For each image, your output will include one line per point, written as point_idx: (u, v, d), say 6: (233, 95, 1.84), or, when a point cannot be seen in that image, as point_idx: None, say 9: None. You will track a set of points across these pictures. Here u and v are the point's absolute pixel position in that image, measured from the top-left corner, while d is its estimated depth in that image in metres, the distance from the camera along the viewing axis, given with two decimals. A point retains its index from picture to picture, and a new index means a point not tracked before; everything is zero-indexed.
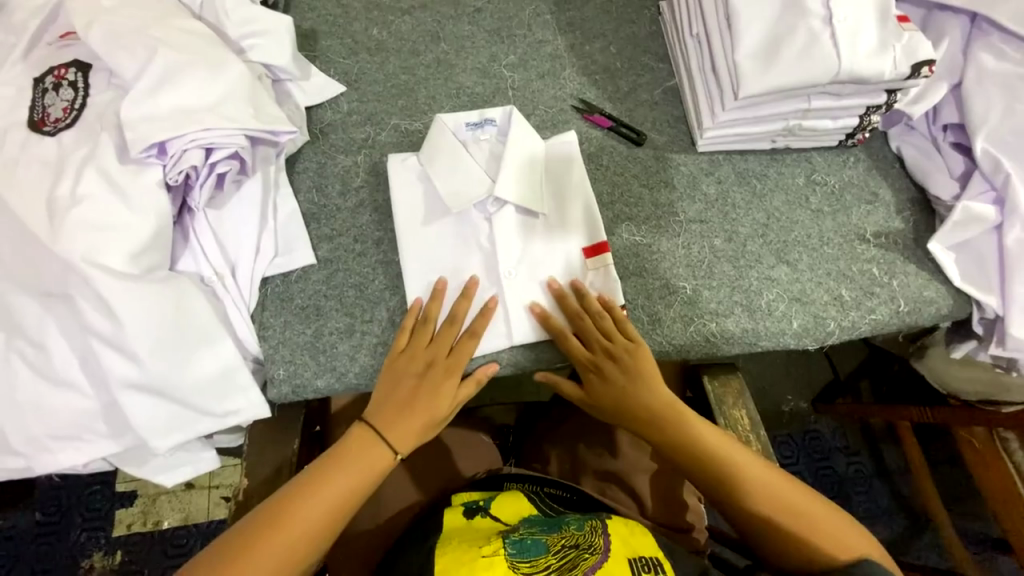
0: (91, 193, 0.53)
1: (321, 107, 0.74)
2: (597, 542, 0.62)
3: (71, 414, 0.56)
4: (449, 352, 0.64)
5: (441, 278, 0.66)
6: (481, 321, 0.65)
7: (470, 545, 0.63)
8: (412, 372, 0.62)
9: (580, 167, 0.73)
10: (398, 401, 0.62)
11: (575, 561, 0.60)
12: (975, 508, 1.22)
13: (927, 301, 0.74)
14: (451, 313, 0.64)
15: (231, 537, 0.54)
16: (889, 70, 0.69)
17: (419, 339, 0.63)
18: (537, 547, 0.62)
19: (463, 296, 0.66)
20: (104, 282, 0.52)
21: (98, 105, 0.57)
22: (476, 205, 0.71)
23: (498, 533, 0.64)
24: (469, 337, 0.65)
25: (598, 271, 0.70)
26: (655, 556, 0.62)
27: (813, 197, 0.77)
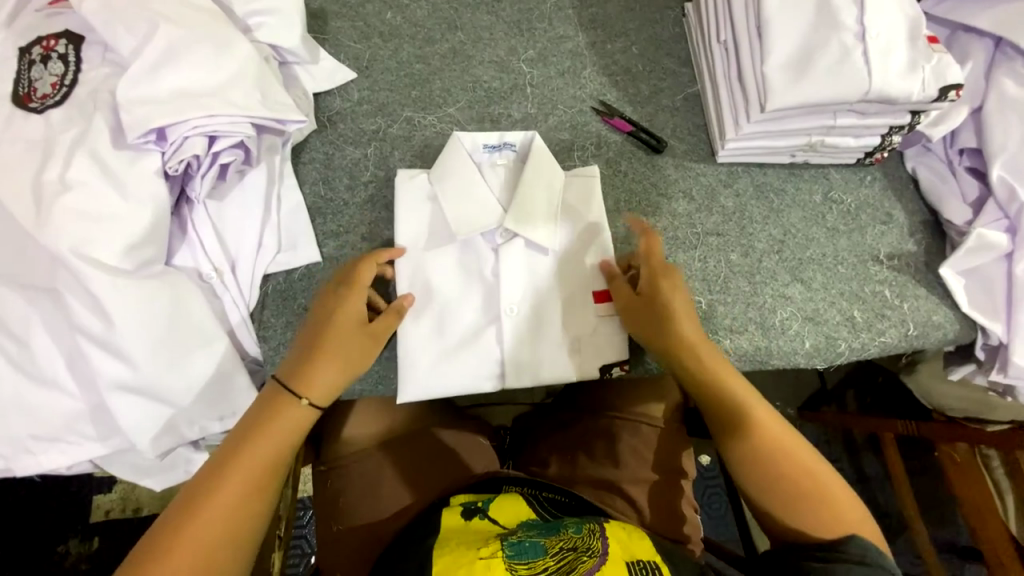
0: (82, 178, 0.49)
1: (330, 94, 0.70)
2: (595, 544, 0.60)
3: (54, 414, 0.52)
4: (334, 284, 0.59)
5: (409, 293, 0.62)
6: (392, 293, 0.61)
7: (468, 547, 0.61)
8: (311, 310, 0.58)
9: (599, 210, 0.70)
10: (311, 345, 0.56)
11: (573, 563, 0.58)
12: (949, 518, 1.25)
13: (935, 326, 0.74)
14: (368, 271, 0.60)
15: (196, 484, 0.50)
16: (917, 92, 0.68)
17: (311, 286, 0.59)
18: (535, 549, 0.59)
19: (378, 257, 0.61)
20: (95, 277, 0.48)
21: (91, 81, 0.53)
22: (484, 233, 0.67)
23: (496, 535, 0.62)
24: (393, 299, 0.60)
25: (609, 317, 0.67)
26: (653, 560, 0.61)
27: (830, 214, 0.76)
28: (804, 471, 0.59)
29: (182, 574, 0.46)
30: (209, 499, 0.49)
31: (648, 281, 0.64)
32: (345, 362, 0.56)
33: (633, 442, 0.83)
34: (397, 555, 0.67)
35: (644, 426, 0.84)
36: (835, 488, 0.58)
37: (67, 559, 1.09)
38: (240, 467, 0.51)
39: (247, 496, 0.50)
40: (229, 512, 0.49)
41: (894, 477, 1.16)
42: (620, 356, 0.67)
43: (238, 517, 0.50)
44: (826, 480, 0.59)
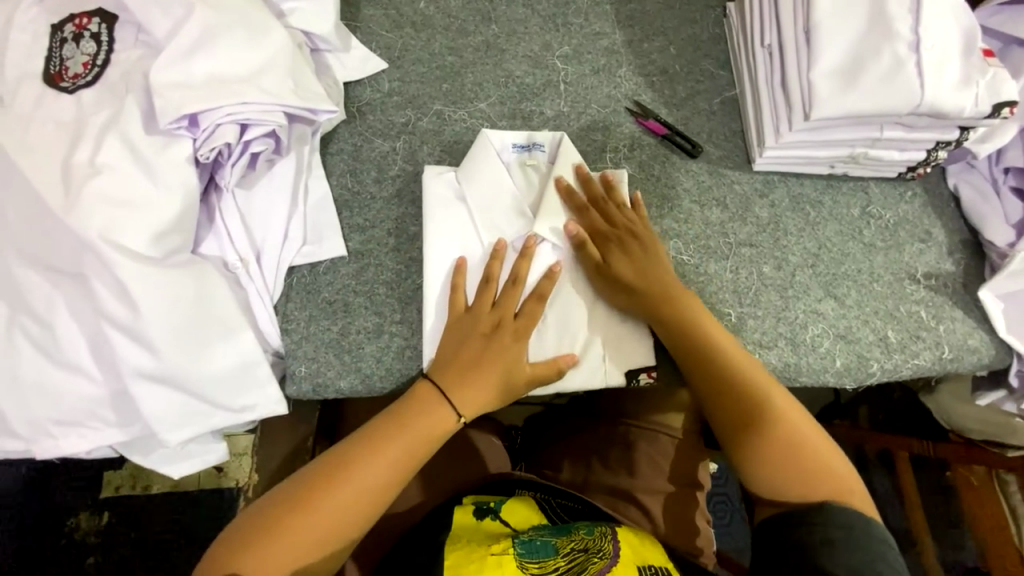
0: (113, 163, 0.49)
1: (360, 84, 0.69)
2: (606, 546, 0.60)
3: (76, 399, 0.52)
4: (516, 316, 0.61)
5: (461, 258, 0.62)
6: (550, 285, 0.62)
7: (478, 544, 0.61)
8: (471, 333, 0.59)
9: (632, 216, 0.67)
10: (460, 364, 0.58)
11: (584, 564, 0.58)
12: (959, 541, 1.23)
13: (970, 350, 0.72)
14: (515, 273, 0.61)
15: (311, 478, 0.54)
16: (970, 107, 0.65)
17: (479, 304, 0.60)
18: (546, 549, 0.60)
19: (524, 255, 0.62)
20: (123, 263, 0.48)
21: (124, 62, 0.52)
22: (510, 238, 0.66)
23: (507, 534, 0.62)
24: (536, 299, 0.61)
25: (636, 326, 0.66)
26: (665, 568, 0.60)
27: (867, 229, 0.74)
28: (788, 431, 0.60)
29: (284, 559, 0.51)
30: (306, 519, 0.52)
31: (586, 219, 0.65)
32: (484, 382, 0.58)
33: (649, 451, 0.82)
34: (406, 554, 0.66)
35: (662, 436, 0.83)
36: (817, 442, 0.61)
37: (76, 533, 1.10)
38: (349, 479, 0.54)
39: (349, 521, 0.53)
40: (330, 535, 0.52)
41: (906, 497, 1.13)
42: (648, 361, 0.66)
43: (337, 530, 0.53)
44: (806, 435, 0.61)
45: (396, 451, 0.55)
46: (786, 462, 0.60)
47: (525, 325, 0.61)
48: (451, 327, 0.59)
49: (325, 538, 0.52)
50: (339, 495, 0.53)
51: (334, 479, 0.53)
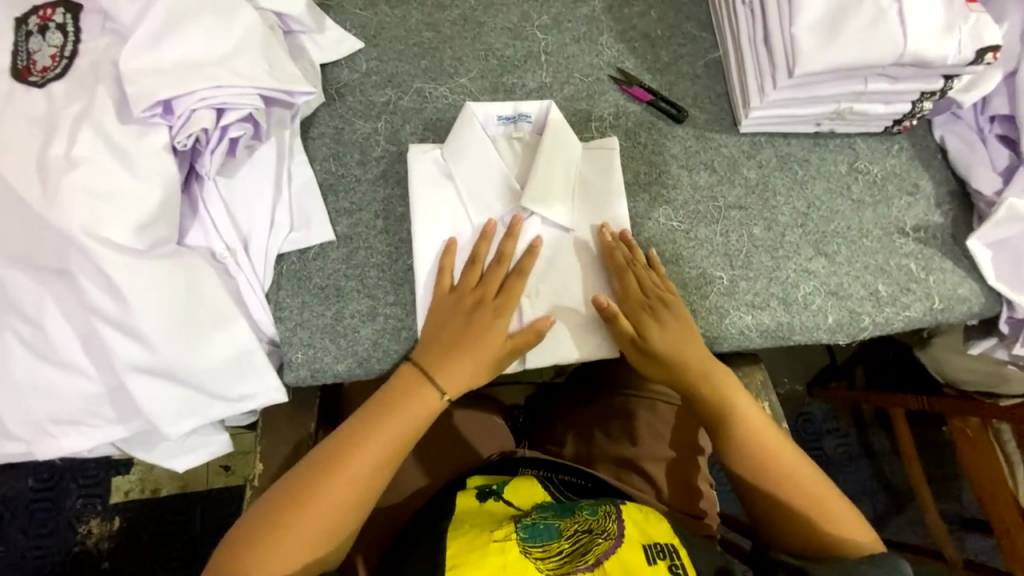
0: (89, 155, 0.48)
1: (338, 65, 0.67)
2: (611, 527, 0.60)
3: (74, 396, 0.52)
4: (498, 293, 0.61)
5: (451, 238, 0.62)
6: (531, 260, 0.62)
7: (482, 529, 0.61)
8: (453, 310, 0.59)
9: (620, 192, 0.67)
10: (443, 342, 0.58)
11: (588, 546, 0.58)
12: (957, 490, 1.26)
13: (960, 299, 0.73)
14: (499, 251, 0.62)
15: (304, 474, 0.54)
16: (952, 54, 0.64)
17: (464, 282, 0.60)
18: (549, 532, 0.60)
19: (509, 234, 0.62)
20: (106, 257, 0.47)
21: (92, 52, 0.50)
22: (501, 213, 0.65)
23: (510, 517, 0.62)
24: (518, 275, 0.62)
25: None
26: (671, 543, 0.59)
27: (855, 185, 0.74)
28: (796, 479, 0.62)
29: (286, 554, 0.52)
30: (305, 516, 0.52)
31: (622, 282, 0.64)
32: (472, 357, 0.59)
33: (649, 419, 0.82)
34: (414, 537, 0.66)
35: (660, 404, 0.83)
36: (822, 487, 0.62)
37: (90, 537, 1.11)
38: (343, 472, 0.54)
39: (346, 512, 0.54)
40: (329, 528, 0.53)
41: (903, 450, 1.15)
42: None
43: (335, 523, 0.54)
44: (815, 486, 0.62)
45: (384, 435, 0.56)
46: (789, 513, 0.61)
47: (508, 300, 0.61)
48: (435, 305, 0.59)
49: (326, 531, 0.53)
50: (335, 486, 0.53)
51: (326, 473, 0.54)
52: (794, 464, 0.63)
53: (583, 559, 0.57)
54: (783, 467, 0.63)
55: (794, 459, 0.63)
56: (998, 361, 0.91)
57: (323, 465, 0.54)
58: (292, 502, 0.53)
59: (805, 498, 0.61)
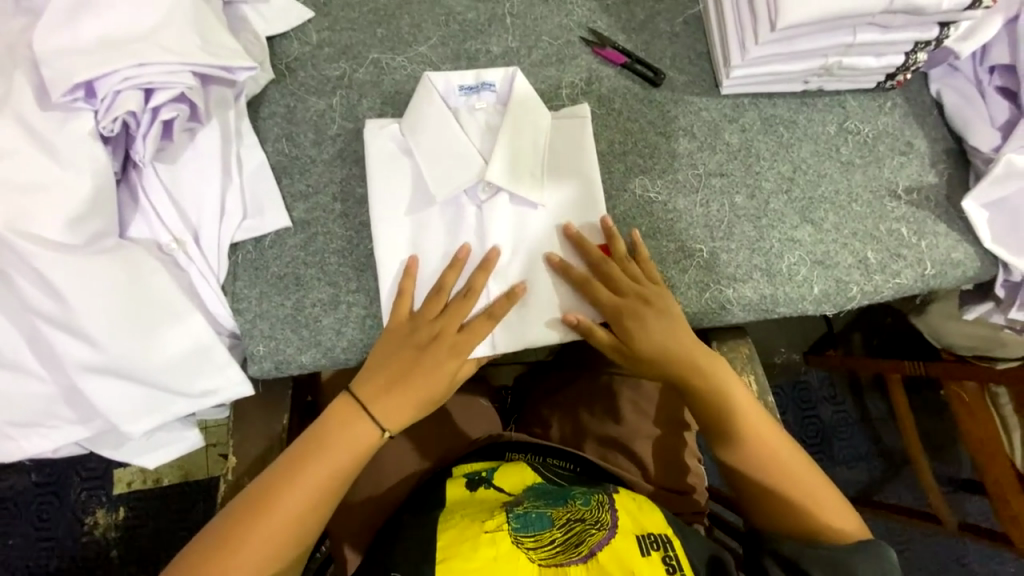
0: (11, 147, 0.45)
1: (286, 38, 0.63)
2: (604, 517, 0.59)
3: (28, 400, 0.50)
4: (458, 331, 0.58)
5: (413, 256, 0.58)
6: (503, 305, 0.59)
7: (473, 518, 0.60)
8: (408, 342, 0.56)
9: (594, 160, 0.63)
10: (389, 375, 0.56)
11: (581, 536, 0.57)
12: (953, 453, 1.26)
13: (954, 264, 0.69)
14: (467, 284, 0.58)
15: (234, 514, 0.52)
16: (947, 0, 0.60)
17: (424, 311, 0.57)
18: (541, 521, 0.58)
19: (481, 268, 0.59)
20: (38, 254, 0.45)
21: (8, 35, 0.47)
22: (467, 190, 0.62)
23: (502, 506, 0.61)
24: (485, 319, 0.59)
25: None
26: (665, 533, 0.59)
27: (845, 146, 0.70)
28: (778, 465, 0.61)
29: None
30: (244, 544, 0.51)
31: (603, 274, 0.61)
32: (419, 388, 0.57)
33: (633, 397, 0.81)
34: (396, 525, 0.66)
35: (645, 382, 0.81)
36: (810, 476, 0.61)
37: (96, 528, 1.13)
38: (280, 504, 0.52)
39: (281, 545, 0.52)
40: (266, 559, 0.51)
41: (899, 417, 1.14)
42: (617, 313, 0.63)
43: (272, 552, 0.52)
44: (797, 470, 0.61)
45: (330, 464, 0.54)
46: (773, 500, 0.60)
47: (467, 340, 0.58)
48: (389, 335, 0.57)
49: (267, 558, 0.51)
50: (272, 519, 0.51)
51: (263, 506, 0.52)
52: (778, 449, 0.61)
53: (577, 551, 0.55)
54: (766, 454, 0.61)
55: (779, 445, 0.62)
56: (996, 325, 0.89)
57: (259, 498, 0.52)
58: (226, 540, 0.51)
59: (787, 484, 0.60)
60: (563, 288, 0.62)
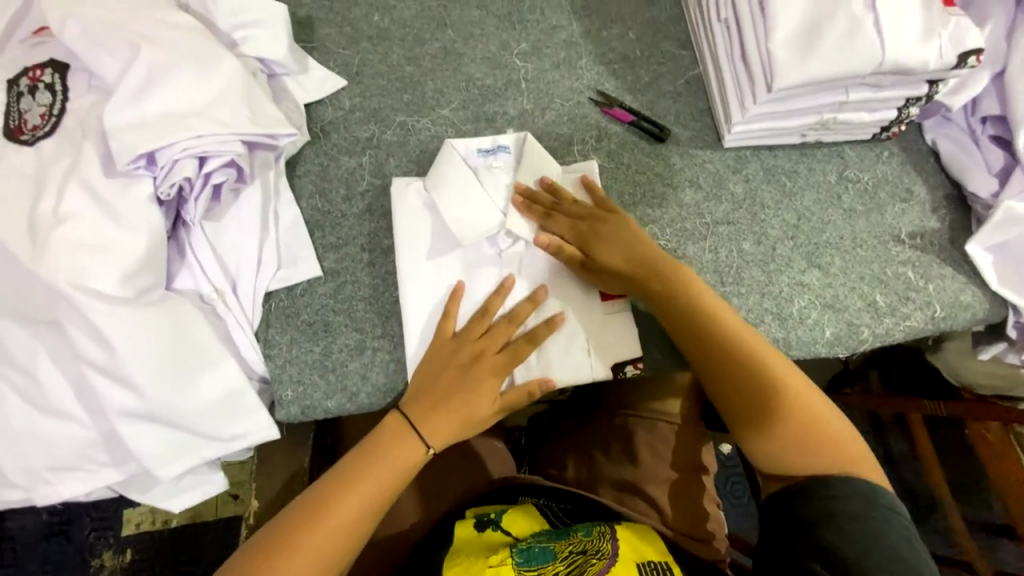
0: (77, 209, 0.49)
1: (322, 104, 0.69)
2: (605, 546, 0.61)
3: (69, 444, 0.53)
4: (499, 350, 0.60)
5: (460, 281, 0.62)
6: (544, 330, 0.61)
7: (477, 556, 0.61)
8: (452, 362, 0.59)
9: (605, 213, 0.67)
10: (434, 392, 0.58)
11: (583, 567, 0.59)
12: (984, 498, 1.21)
13: (964, 306, 0.70)
14: (514, 313, 0.61)
15: (295, 512, 0.55)
16: (935, 60, 0.64)
17: (469, 331, 0.60)
18: (544, 555, 0.61)
19: (529, 300, 0.62)
20: (94, 308, 0.48)
21: (79, 109, 0.52)
22: (487, 240, 0.65)
23: (506, 543, 0.63)
24: (526, 341, 0.61)
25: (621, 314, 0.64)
26: (665, 562, 0.61)
27: (846, 194, 0.73)
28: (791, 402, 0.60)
29: None
30: (292, 560, 0.52)
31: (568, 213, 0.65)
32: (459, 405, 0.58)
33: (649, 439, 0.80)
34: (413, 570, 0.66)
35: (661, 424, 0.81)
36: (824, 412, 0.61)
37: (103, 571, 1.12)
38: (344, 501, 0.55)
39: (335, 550, 0.54)
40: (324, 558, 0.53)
41: (924, 459, 1.11)
42: (632, 352, 0.63)
43: (330, 553, 0.53)
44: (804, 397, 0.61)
45: (384, 472, 0.56)
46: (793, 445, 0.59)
47: (506, 401, 0.60)
48: (435, 349, 0.59)
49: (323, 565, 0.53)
50: (334, 518, 0.54)
51: (322, 509, 0.54)
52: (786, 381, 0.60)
53: None
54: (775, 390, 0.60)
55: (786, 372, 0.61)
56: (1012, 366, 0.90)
57: (325, 496, 0.55)
58: (285, 539, 0.53)
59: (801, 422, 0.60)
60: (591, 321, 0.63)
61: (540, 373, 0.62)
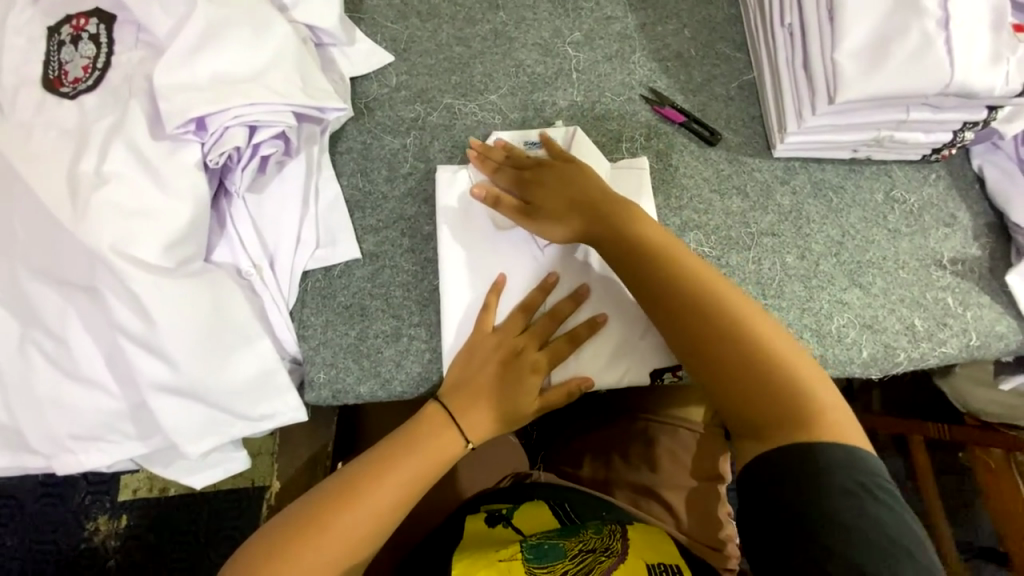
0: (121, 171, 0.47)
1: (368, 79, 0.66)
2: (614, 545, 0.60)
3: (95, 414, 0.51)
4: (540, 347, 0.59)
5: (502, 274, 0.61)
6: (586, 331, 0.60)
7: (488, 548, 0.61)
8: (493, 357, 0.58)
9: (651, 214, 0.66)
10: (472, 385, 0.57)
11: (592, 565, 0.58)
12: (977, 522, 1.22)
13: (998, 336, 0.70)
14: (556, 310, 0.60)
15: (326, 495, 0.54)
16: (1001, 86, 0.62)
17: (509, 327, 0.59)
18: (555, 552, 0.60)
19: (572, 298, 0.60)
20: (134, 275, 0.46)
21: (124, 64, 0.50)
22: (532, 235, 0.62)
23: (515, 540, 0.63)
24: (569, 341, 0.60)
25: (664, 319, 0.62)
26: (676, 564, 0.58)
27: (892, 215, 0.72)
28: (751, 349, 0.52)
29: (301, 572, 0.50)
30: (306, 551, 0.51)
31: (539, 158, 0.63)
32: (494, 400, 0.58)
33: (670, 446, 0.80)
34: (422, 562, 0.66)
35: (682, 430, 0.81)
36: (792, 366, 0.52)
37: (96, 534, 1.10)
38: (378, 489, 0.54)
39: (363, 540, 0.52)
40: (353, 546, 0.52)
41: (922, 480, 1.12)
42: (674, 361, 0.61)
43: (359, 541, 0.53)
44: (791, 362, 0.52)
45: (421, 465, 0.55)
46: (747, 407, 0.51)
47: (548, 400, 0.59)
48: (475, 341, 0.58)
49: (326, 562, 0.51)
50: (365, 506, 0.53)
51: (353, 499, 0.53)
52: (757, 328, 0.53)
53: None
54: (739, 337, 0.52)
55: (758, 321, 0.53)
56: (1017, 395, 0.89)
57: (357, 483, 0.54)
58: (312, 524, 0.52)
59: (757, 371, 0.51)
60: (635, 326, 0.61)
61: (578, 373, 0.61)
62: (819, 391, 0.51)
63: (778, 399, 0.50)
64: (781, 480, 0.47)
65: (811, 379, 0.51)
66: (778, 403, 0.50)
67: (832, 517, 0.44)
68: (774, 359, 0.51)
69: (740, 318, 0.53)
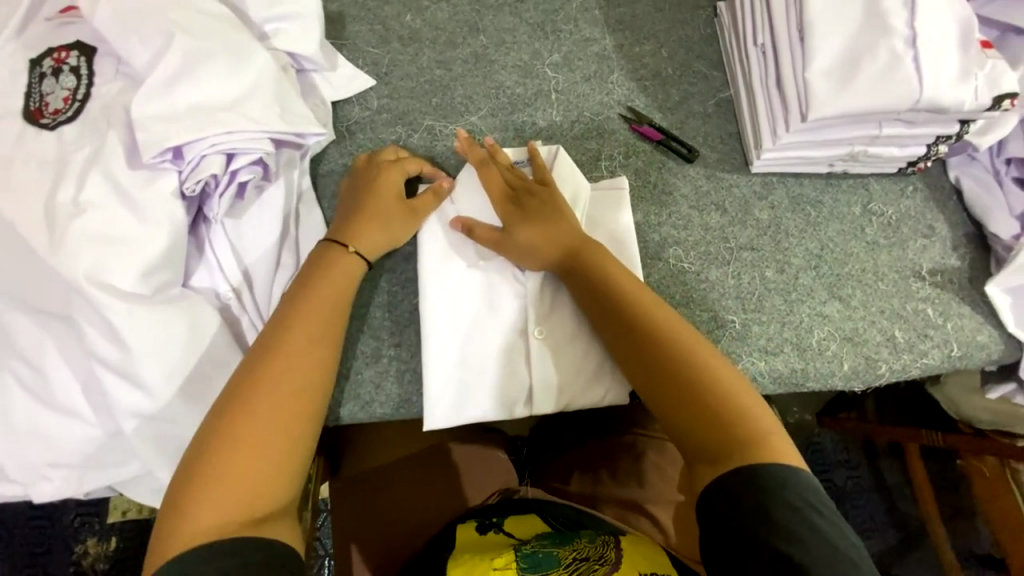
0: (98, 201, 0.48)
1: (349, 103, 0.67)
2: (608, 554, 0.59)
3: (72, 442, 0.51)
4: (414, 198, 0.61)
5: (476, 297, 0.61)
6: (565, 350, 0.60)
7: (481, 557, 0.61)
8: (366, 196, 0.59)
9: (631, 231, 0.66)
10: (352, 209, 0.59)
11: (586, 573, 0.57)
12: (975, 532, 1.21)
13: (979, 346, 0.71)
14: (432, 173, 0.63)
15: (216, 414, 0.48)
16: (970, 101, 0.64)
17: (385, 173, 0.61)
18: (549, 560, 0.60)
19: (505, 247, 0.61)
20: (110, 303, 0.47)
21: (104, 96, 0.51)
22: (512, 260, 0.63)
23: (510, 546, 0.63)
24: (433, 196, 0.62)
25: None
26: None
27: (870, 227, 0.73)
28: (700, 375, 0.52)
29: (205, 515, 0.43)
30: (207, 491, 0.44)
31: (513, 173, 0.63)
32: (367, 222, 0.58)
33: (658, 461, 0.80)
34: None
35: (668, 444, 0.81)
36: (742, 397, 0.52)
37: (84, 558, 1.09)
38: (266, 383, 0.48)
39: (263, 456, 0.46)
40: (255, 466, 0.45)
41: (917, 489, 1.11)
42: None
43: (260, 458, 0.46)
44: (751, 404, 0.51)
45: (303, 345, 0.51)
46: (698, 435, 0.50)
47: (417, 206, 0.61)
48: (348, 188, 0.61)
49: (230, 509, 0.44)
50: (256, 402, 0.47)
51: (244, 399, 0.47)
52: (709, 360, 0.53)
53: None
54: (692, 365, 0.53)
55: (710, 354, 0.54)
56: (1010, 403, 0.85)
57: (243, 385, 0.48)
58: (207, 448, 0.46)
59: (707, 396, 0.51)
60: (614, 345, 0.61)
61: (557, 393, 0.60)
62: (775, 435, 0.50)
63: (732, 433, 0.49)
64: (741, 495, 0.46)
65: (763, 416, 0.51)
66: (728, 430, 0.49)
67: (784, 531, 0.44)
68: (725, 392, 0.51)
69: (691, 350, 0.54)
